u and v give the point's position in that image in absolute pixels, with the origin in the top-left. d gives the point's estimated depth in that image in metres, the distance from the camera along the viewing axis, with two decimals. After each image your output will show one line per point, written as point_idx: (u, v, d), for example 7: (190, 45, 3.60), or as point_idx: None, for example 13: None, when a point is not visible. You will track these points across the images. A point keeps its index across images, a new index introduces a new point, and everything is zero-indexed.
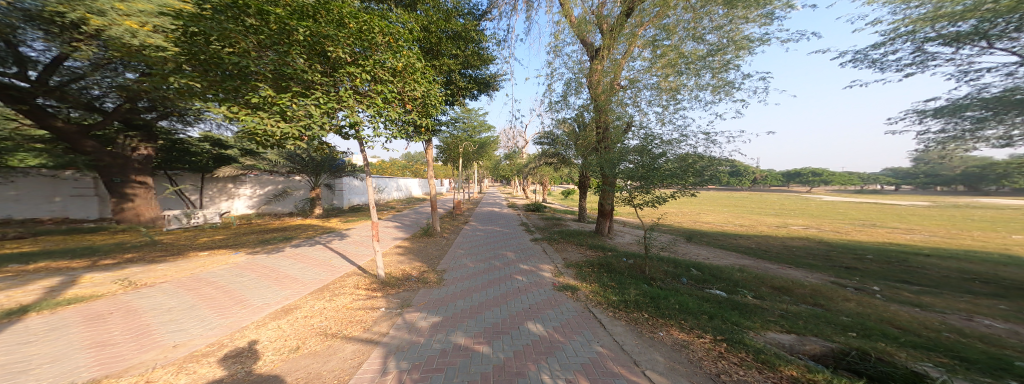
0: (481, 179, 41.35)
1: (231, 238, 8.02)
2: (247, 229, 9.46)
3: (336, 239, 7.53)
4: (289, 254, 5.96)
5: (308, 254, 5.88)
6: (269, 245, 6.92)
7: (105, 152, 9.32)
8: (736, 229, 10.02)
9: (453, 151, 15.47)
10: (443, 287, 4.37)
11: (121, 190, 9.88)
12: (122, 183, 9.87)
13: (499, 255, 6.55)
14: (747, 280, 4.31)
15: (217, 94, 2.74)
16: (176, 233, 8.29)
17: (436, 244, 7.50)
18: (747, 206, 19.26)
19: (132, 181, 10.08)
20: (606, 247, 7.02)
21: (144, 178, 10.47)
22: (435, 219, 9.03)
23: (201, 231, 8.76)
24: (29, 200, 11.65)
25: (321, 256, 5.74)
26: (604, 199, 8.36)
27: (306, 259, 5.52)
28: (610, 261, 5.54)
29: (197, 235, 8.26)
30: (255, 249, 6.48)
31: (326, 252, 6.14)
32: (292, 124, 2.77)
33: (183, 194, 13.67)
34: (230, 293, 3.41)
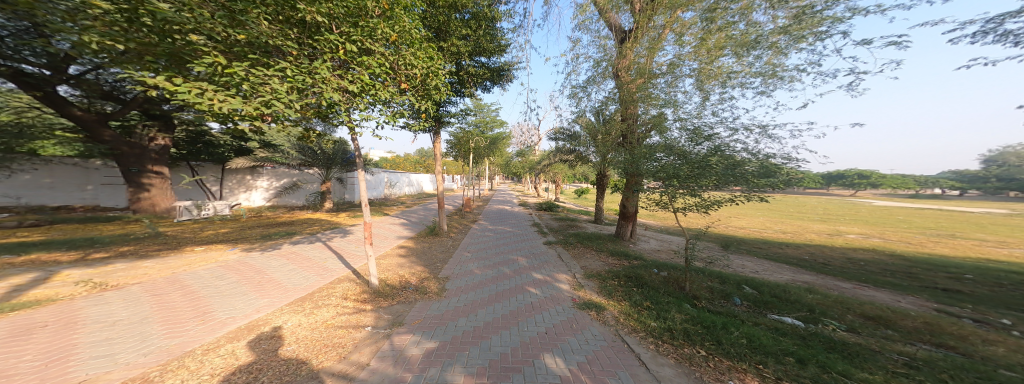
0: (493, 176, 40.86)
1: (234, 232, 7.80)
2: (254, 222, 9.30)
3: (338, 237, 7.11)
4: (284, 252, 5.54)
5: (303, 253, 5.45)
6: (269, 240, 6.58)
7: (122, 142, 9.37)
8: (779, 236, 8.84)
9: (464, 146, 14.92)
10: (444, 300, 3.77)
11: (137, 179, 9.85)
12: (138, 173, 9.81)
13: (509, 261, 5.87)
14: (823, 307, 3.40)
15: (150, 60, 2.02)
16: (184, 225, 8.18)
17: (442, 245, 6.94)
18: (782, 210, 17.56)
19: (149, 171, 10.01)
20: (631, 254, 6.20)
21: (160, 168, 10.42)
22: (443, 217, 8.49)
23: (208, 223, 8.63)
24: (63, 188, 12.10)
25: (317, 256, 5.30)
26: (628, 199, 7.50)
27: (299, 259, 5.05)
28: (639, 273, 4.75)
29: (203, 228, 8.10)
30: (253, 245, 6.14)
31: (323, 251, 5.69)
32: (250, 103, 2.07)
33: (201, 186, 13.90)
34: (195, 302, 2.88)
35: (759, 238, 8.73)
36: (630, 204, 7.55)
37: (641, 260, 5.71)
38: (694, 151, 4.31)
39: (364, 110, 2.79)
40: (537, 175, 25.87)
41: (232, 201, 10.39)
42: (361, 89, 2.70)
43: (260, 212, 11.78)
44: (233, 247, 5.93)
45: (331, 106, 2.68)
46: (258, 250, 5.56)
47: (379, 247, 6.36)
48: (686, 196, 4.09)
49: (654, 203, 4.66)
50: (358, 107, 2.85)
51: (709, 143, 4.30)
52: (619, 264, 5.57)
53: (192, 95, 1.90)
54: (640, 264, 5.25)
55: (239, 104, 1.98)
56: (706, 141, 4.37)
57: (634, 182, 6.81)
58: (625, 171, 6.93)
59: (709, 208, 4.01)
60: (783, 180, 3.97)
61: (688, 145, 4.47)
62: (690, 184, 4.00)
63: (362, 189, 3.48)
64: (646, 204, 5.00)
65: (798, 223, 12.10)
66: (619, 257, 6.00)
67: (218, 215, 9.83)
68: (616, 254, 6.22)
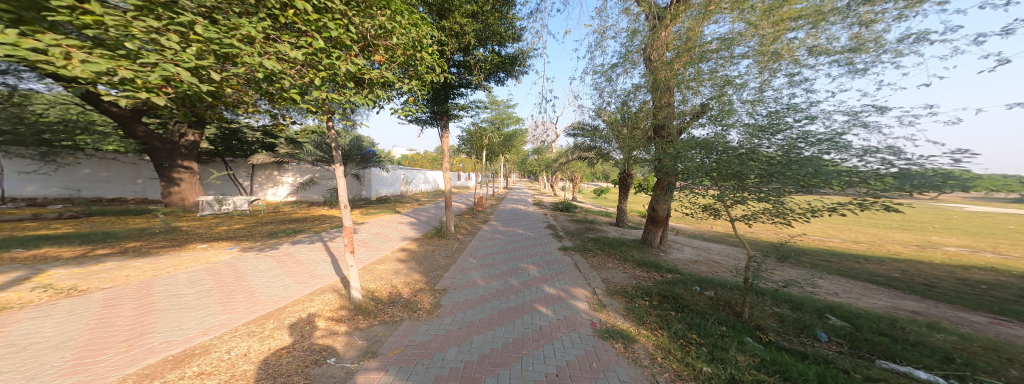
0: (508, 173, 40.13)
1: (245, 228, 7.74)
2: (269, 218, 9.35)
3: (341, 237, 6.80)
4: (281, 252, 5.20)
5: (299, 254, 5.09)
6: (273, 239, 6.35)
7: (155, 138, 9.46)
8: (848, 250, 7.32)
9: (478, 142, 14.39)
10: (435, 320, 3.13)
11: (168, 173, 9.95)
12: (169, 168, 9.92)
13: (519, 270, 5.15)
14: (973, 355, 2.30)
15: None
16: (202, 221, 8.29)
17: (446, 250, 6.37)
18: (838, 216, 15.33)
19: (179, 166, 10.07)
20: (664, 265, 5.21)
21: (190, 163, 10.47)
22: (450, 217, 7.92)
23: (225, 219, 8.72)
24: (117, 181, 12.95)
25: (311, 258, 4.91)
26: (660, 200, 6.48)
27: (289, 260, 4.67)
28: (678, 292, 3.80)
29: (219, 223, 8.18)
30: (256, 243, 5.91)
31: (320, 252, 5.33)
32: (136, 72, 1.43)
33: (234, 181, 14.69)
34: (140, 320, 2.44)
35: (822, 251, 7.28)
36: (662, 206, 6.51)
37: (681, 274, 4.71)
38: (760, 145, 3.14)
39: (322, 90, 2.13)
40: (553, 173, 24.85)
41: (251, 197, 10.54)
42: (315, 59, 2.01)
43: (278, 208, 11.95)
44: (236, 245, 5.73)
45: (278, 83, 2.03)
46: (256, 250, 5.28)
47: (381, 248, 5.93)
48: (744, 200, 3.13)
49: (700, 207, 3.73)
50: (314, 82, 2.14)
51: (792, 133, 3.02)
52: (649, 278, 4.63)
53: (35, 53, 1.28)
54: (679, 280, 4.27)
55: (108, 69, 1.33)
56: (782, 129, 3.10)
57: (667, 177, 5.80)
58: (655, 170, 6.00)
59: (801, 217, 2.88)
60: (918, 186, 2.33)
61: (753, 139, 3.22)
62: (749, 186, 3.05)
63: (340, 180, 2.89)
64: (688, 208, 4.07)
65: (864, 234, 10.25)
66: (649, 269, 5.05)
67: (237, 210, 9.94)
68: (647, 265, 5.25)
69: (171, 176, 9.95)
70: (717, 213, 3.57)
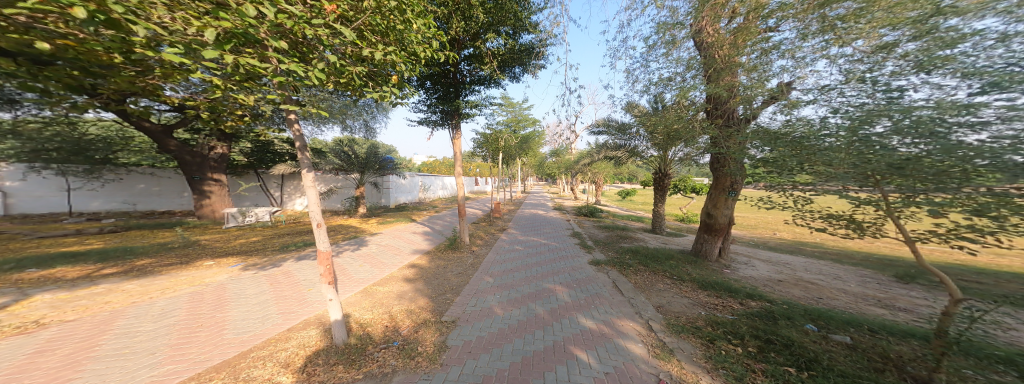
0: (525, 178, 39.21)
1: (261, 240, 7.54)
2: (288, 229, 9.22)
3: (349, 251, 6.30)
4: (282, 270, 4.69)
5: (298, 272, 4.56)
6: (282, 253, 5.95)
7: (186, 151, 9.68)
8: (983, 276, 5.52)
9: (494, 145, 13.72)
10: (439, 374, 2.32)
11: (200, 187, 10.16)
12: (200, 181, 10.07)
13: (546, 294, 4.27)
14: None
15: None
16: (224, 233, 8.28)
17: (461, 268, 5.57)
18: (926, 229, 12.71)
19: (209, 179, 10.27)
20: (738, 288, 4.03)
21: (220, 176, 10.70)
22: (464, 226, 7.18)
23: (246, 231, 8.69)
24: (167, 195, 13.91)
25: (311, 277, 4.35)
26: (719, 206, 5.38)
27: (284, 280, 4.14)
28: (790, 336, 2.66)
29: (239, 236, 8.07)
30: (262, 259, 5.50)
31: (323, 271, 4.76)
32: None
33: (266, 192, 15.08)
34: (59, 375, 1.86)
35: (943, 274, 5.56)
36: (723, 212, 5.38)
37: (770, 302, 3.55)
38: (942, 128, 1.83)
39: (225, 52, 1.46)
40: (574, 176, 23.61)
41: (274, 208, 10.56)
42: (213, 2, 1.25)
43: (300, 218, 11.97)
44: (241, 261, 5.34)
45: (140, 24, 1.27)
46: (257, 268, 4.81)
47: (388, 267, 5.31)
48: (935, 207, 1.84)
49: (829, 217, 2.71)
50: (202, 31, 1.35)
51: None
52: (726, 306, 3.53)
53: None
54: (777, 315, 3.17)
55: None
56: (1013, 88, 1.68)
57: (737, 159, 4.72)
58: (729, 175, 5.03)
59: None
60: None
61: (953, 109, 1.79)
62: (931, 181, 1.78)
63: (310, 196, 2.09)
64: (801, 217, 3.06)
65: (981, 253, 8.09)
66: (720, 294, 3.88)
67: (260, 222, 9.98)
68: (715, 288, 4.09)
69: (202, 189, 10.22)
70: (867, 230, 2.44)
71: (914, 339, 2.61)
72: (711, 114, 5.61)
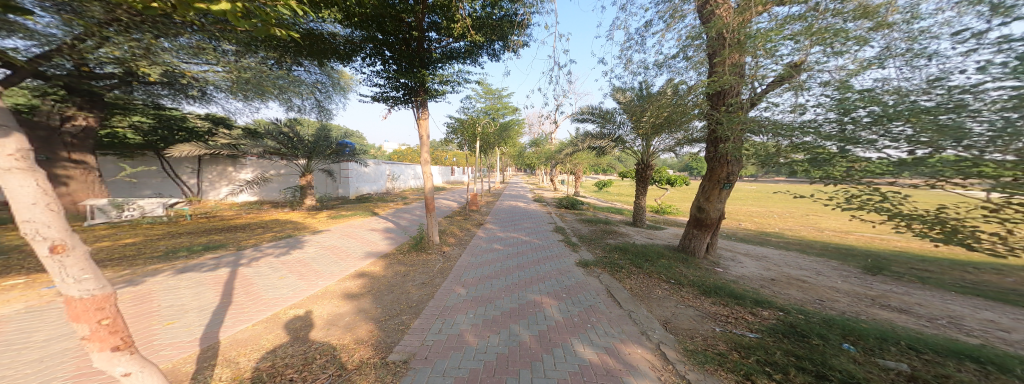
0: (503, 168, 38.11)
1: (145, 240, 5.58)
2: (196, 226, 7.16)
3: (271, 256, 4.81)
4: (138, 291, 3.26)
5: (162, 295, 3.18)
6: (161, 262, 4.28)
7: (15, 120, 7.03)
8: (930, 265, 5.88)
9: (469, 130, 12.43)
10: None
11: (49, 170, 7.53)
12: (48, 162, 7.47)
13: (530, 310, 3.48)
14: None
15: None
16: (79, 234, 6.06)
17: (424, 276, 4.48)
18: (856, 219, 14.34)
19: (64, 160, 7.68)
20: (744, 294, 3.53)
21: (82, 156, 8.09)
22: (433, 224, 6.02)
23: (124, 230, 6.43)
24: None
25: (177, 304, 3.04)
26: (712, 199, 5.08)
27: (126, 310, 2.81)
28: (851, 371, 2.00)
29: (113, 235, 5.98)
30: (118, 273, 3.82)
31: (210, 292, 3.37)
32: None
33: (175, 178, 12.16)
34: None
35: (901, 264, 5.82)
36: (716, 206, 5.10)
37: (787, 311, 3.06)
38: None
39: None
40: (552, 166, 23.20)
41: (170, 199, 8.16)
42: None
43: (217, 212, 9.63)
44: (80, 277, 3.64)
45: None
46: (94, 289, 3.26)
47: (321, 278, 4.03)
48: None
49: (900, 215, 2.72)
50: None
51: None
52: (740, 318, 2.98)
53: None
54: (803, 331, 2.59)
55: None
56: None
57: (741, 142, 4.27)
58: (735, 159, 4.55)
59: None
60: None
61: None
62: None
63: (9, 198, 0.87)
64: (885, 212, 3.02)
65: (913, 241, 8.97)
66: (727, 302, 3.36)
67: (148, 217, 7.60)
68: (721, 294, 3.57)
69: (53, 172, 7.54)
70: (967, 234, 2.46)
71: (970, 362, 2.16)
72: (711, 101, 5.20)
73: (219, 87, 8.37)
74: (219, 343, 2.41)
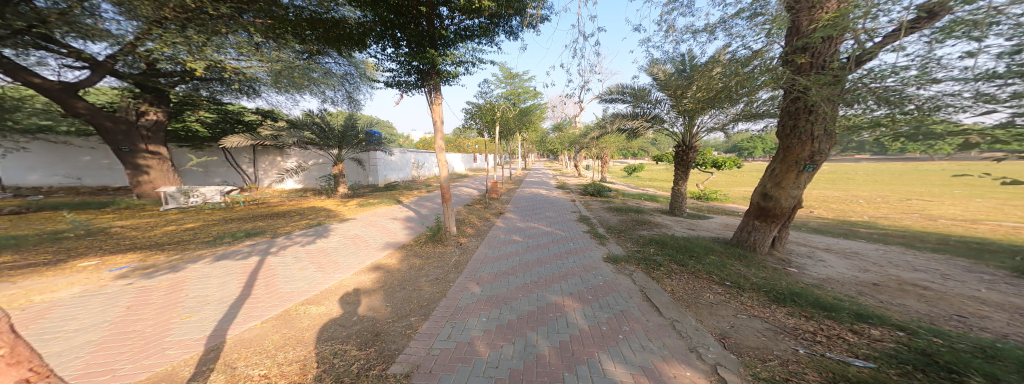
0: (526, 155, 37.36)
1: (201, 225, 5.89)
2: (246, 211, 7.67)
3: (298, 244, 4.91)
4: (176, 279, 3.39)
5: (193, 285, 3.25)
6: (206, 247, 4.52)
7: (103, 115, 7.93)
8: None
9: (490, 116, 12.01)
10: None
11: (132, 160, 8.43)
12: (131, 153, 8.36)
13: (550, 314, 3.05)
14: None
15: None
16: (154, 217, 6.56)
17: (438, 271, 4.24)
18: (962, 206, 11.61)
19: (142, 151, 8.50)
20: (837, 305, 2.73)
21: (159, 147, 8.90)
22: (450, 216, 5.78)
23: (188, 214, 6.99)
24: (93, 167, 11.92)
25: (202, 295, 3.06)
26: (786, 185, 4.42)
27: (156, 300, 2.87)
28: None
29: (178, 219, 6.48)
30: (169, 257, 4.06)
31: (234, 282, 3.38)
32: None
33: (237, 168, 13.40)
34: None
35: None
36: (790, 193, 4.44)
37: (912, 333, 2.24)
38: None
39: None
40: (578, 151, 22.05)
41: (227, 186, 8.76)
42: None
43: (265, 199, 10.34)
44: (137, 260, 3.92)
45: None
46: (141, 275, 3.44)
47: (338, 270, 3.97)
48: None
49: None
50: None
51: None
52: (832, 338, 2.25)
53: None
54: (950, 364, 1.78)
55: None
56: None
57: (832, 116, 3.76)
58: (800, 136, 4.22)
59: None
60: None
61: None
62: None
63: None
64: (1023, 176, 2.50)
65: None
66: (812, 313, 2.62)
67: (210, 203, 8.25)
68: (804, 305, 2.80)
69: (136, 162, 8.47)
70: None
71: None
72: (804, 70, 4.21)
73: (264, 81, 8.80)
74: (226, 342, 2.28)
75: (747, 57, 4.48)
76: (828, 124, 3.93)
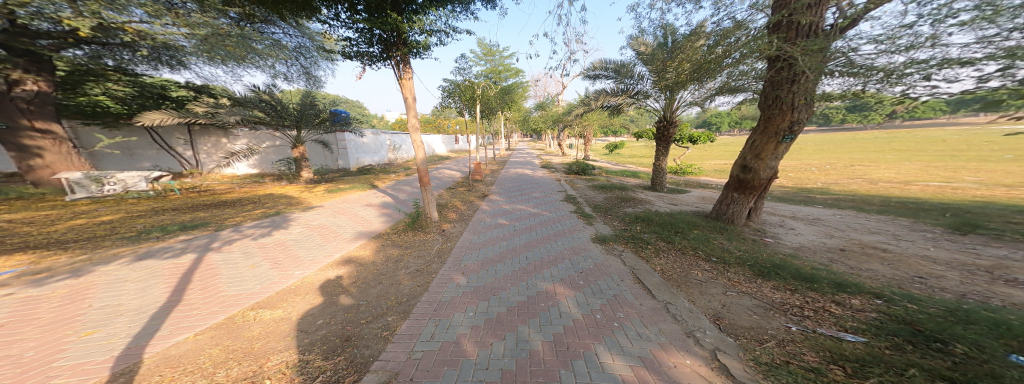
0: (509, 134, 36.31)
1: (123, 218, 4.96)
2: (185, 201, 6.67)
3: (247, 238, 4.30)
4: (78, 285, 2.79)
5: (101, 292, 2.69)
6: (127, 245, 3.80)
7: None
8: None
9: (468, 93, 11.17)
10: None
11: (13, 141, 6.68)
12: (10, 131, 6.60)
13: (541, 305, 2.88)
14: None
15: None
16: (58, 209, 5.44)
17: (419, 261, 3.89)
18: (897, 168, 12.82)
19: (29, 130, 6.81)
20: (816, 275, 2.78)
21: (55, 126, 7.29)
22: (432, 202, 5.35)
23: (107, 205, 5.89)
24: None
25: (113, 304, 2.53)
26: (765, 157, 4.38)
27: (45, 315, 2.31)
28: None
29: (92, 210, 5.46)
30: (72, 258, 3.37)
31: (158, 287, 2.82)
32: None
33: (170, 150, 11.56)
34: None
35: (998, 219, 4.85)
36: (768, 164, 4.42)
37: (888, 300, 2.27)
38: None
39: None
40: (561, 129, 21.66)
41: (153, 172, 7.49)
42: None
43: (208, 187, 9.08)
44: (27, 263, 3.21)
45: None
46: (26, 283, 2.79)
47: (301, 266, 3.48)
48: None
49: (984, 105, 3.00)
50: None
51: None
52: (819, 311, 2.26)
53: None
54: (931, 330, 1.79)
55: None
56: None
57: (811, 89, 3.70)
58: (778, 106, 4.10)
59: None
60: None
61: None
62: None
63: None
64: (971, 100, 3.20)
65: (992, 189, 7.65)
66: (796, 287, 2.64)
67: (131, 192, 7.01)
68: (786, 278, 2.83)
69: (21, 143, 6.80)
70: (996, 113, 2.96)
71: None
72: (777, 31, 4.01)
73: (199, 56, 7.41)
74: (143, 363, 1.88)
75: (727, 28, 4.27)
76: (809, 94, 3.84)
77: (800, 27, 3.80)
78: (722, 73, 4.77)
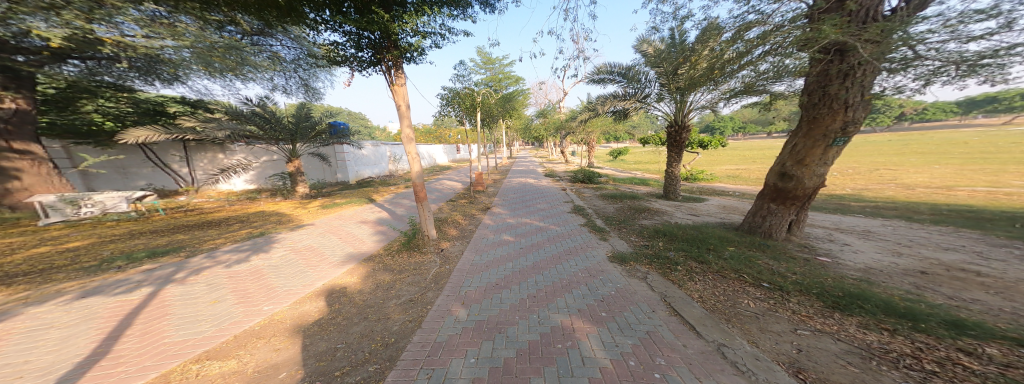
0: (510, 144, 36.04)
1: (91, 244, 4.52)
2: (169, 221, 6.28)
3: (218, 265, 3.79)
4: None
5: (10, 344, 2.09)
6: (80, 278, 3.31)
7: None
8: None
9: (469, 102, 10.87)
10: None
11: None
12: None
13: (557, 347, 2.28)
14: None
15: None
16: (26, 235, 5.02)
17: (413, 290, 3.33)
18: (927, 172, 11.99)
19: (7, 150, 6.61)
20: (916, 311, 2.16)
21: (30, 145, 6.99)
22: (427, 219, 4.83)
23: (80, 229, 5.47)
24: None
25: (18, 361, 1.89)
26: (810, 163, 3.81)
27: None
28: None
29: (61, 235, 5.05)
30: (7, 297, 2.87)
31: (87, 335, 2.21)
32: None
33: (165, 168, 11.56)
34: None
35: None
36: (815, 171, 3.83)
37: None
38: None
39: None
40: (564, 137, 21.28)
41: (136, 192, 7.18)
42: None
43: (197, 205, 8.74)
44: None
45: None
46: None
47: (270, 299, 2.95)
48: None
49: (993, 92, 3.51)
50: None
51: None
52: (946, 365, 1.66)
53: None
54: None
55: None
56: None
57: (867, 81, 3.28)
58: (829, 102, 3.55)
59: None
60: None
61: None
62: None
63: None
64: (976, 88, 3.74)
65: None
66: (894, 326, 2.04)
67: (109, 214, 6.70)
68: (876, 313, 2.23)
69: None
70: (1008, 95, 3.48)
71: None
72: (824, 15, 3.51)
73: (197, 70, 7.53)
74: None
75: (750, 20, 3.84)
76: (866, 87, 3.33)
77: (853, 11, 3.31)
78: (740, 73, 4.33)
